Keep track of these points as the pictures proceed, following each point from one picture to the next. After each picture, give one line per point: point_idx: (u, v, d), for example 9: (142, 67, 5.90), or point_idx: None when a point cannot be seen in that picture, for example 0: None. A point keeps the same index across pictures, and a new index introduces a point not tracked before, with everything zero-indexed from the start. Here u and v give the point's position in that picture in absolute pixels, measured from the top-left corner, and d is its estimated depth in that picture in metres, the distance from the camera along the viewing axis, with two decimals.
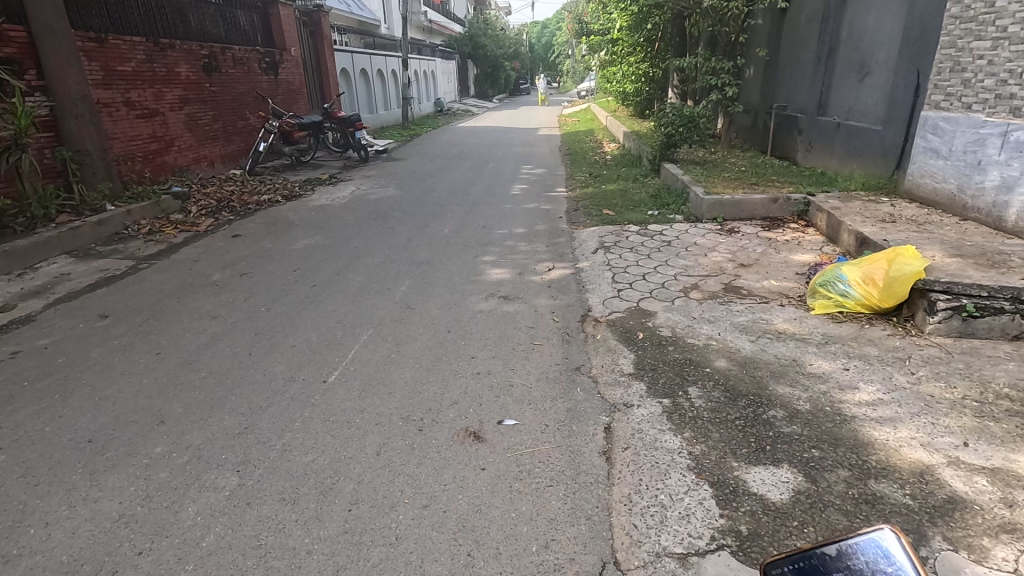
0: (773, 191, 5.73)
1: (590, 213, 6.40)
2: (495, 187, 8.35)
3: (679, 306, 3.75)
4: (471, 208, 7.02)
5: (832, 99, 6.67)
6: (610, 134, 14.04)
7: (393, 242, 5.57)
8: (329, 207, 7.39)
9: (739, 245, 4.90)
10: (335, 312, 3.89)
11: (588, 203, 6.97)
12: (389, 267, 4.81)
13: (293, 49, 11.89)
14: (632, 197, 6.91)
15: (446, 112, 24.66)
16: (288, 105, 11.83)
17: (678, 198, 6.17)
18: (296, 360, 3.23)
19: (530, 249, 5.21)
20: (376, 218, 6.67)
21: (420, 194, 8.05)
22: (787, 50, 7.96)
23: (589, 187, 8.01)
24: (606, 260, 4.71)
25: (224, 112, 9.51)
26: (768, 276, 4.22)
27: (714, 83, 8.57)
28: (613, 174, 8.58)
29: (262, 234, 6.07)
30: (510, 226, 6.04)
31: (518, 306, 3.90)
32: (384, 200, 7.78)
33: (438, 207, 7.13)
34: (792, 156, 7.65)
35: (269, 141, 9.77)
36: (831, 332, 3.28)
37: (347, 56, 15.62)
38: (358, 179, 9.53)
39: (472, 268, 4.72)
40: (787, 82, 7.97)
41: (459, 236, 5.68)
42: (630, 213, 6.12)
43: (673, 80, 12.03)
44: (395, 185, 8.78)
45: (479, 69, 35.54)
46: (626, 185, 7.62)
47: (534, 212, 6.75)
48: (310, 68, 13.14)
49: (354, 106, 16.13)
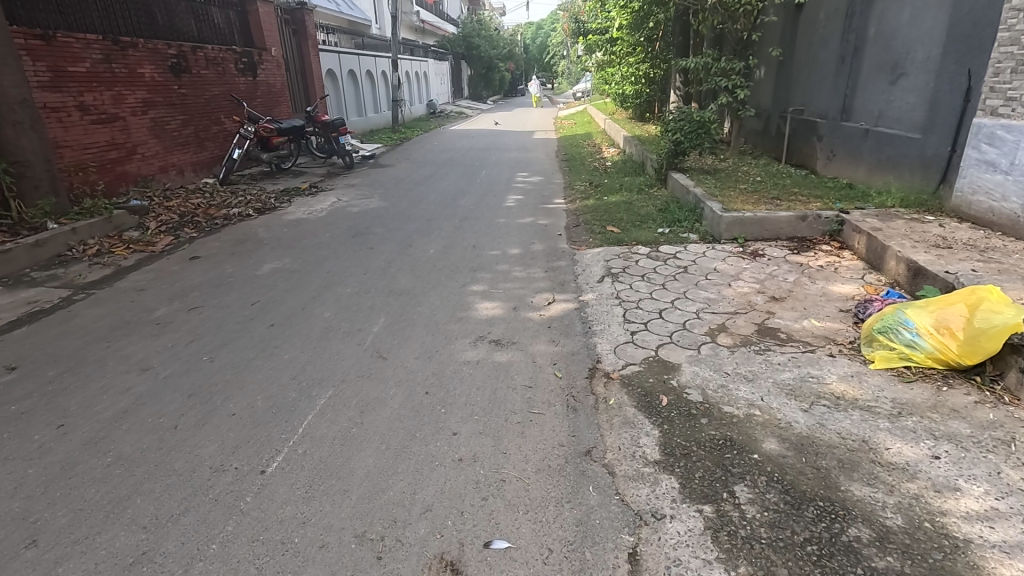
0: (799, 207, 5.10)
1: (593, 230, 5.76)
2: (488, 199, 7.69)
3: (706, 357, 3.10)
4: (461, 223, 6.37)
5: (858, 103, 6.05)
6: (609, 137, 13.42)
7: (370, 266, 4.91)
8: (305, 221, 6.72)
9: (767, 272, 4.26)
10: (291, 363, 3.22)
11: (590, 217, 6.32)
12: (362, 300, 4.14)
13: (273, 50, 11.19)
14: (638, 211, 6.26)
15: (439, 115, 23.98)
16: (269, 108, 11.15)
17: (691, 214, 5.53)
18: (232, 437, 2.55)
19: (526, 276, 4.56)
20: (355, 236, 6.00)
21: (405, 206, 7.38)
22: (804, 50, 7.32)
23: (590, 198, 7.36)
24: (614, 292, 4.06)
25: (195, 116, 8.82)
26: (807, 314, 3.58)
27: (723, 85, 7.94)
28: (615, 184, 7.94)
29: (224, 255, 5.39)
30: (503, 245, 5.39)
31: (512, 354, 3.25)
32: (366, 212, 7.12)
33: (424, 222, 6.46)
34: (811, 164, 7.02)
35: (245, 148, 9.08)
36: (902, 397, 2.64)
37: (334, 56, 14.93)
38: (340, 188, 8.86)
39: (459, 301, 4.06)
40: (804, 84, 7.34)
41: (446, 258, 5.01)
42: (637, 231, 5.48)
43: (676, 81, 11.41)
44: (380, 195, 8.12)
45: (473, 70, 34.89)
46: (630, 197, 6.98)
47: (530, 228, 6.10)
48: (293, 69, 12.44)
49: (342, 108, 15.43)
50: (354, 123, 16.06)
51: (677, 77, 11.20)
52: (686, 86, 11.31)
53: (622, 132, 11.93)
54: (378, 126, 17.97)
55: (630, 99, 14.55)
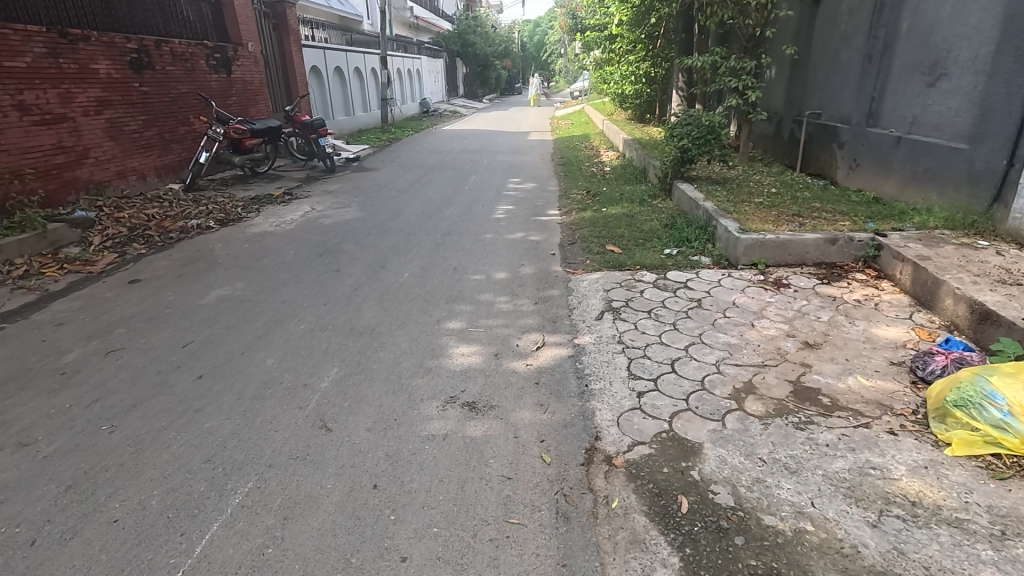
0: (827, 227, 4.45)
1: (590, 249, 5.09)
2: (474, 209, 7.02)
3: (734, 433, 2.44)
4: (443, 238, 5.70)
5: (888, 107, 5.41)
6: (608, 139, 12.79)
7: (333, 294, 4.25)
8: (270, 235, 6.04)
9: (796, 309, 3.61)
10: (211, 435, 2.56)
11: (587, 234, 5.67)
12: (315, 341, 3.48)
13: (251, 45, 10.49)
14: (641, 226, 5.61)
15: (432, 114, 23.27)
16: (245, 108, 10.45)
17: (702, 233, 4.88)
18: (103, 563, 1.89)
19: (513, 309, 3.90)
20: (322, 254, 5.33)
21: (385, 217, 6.71)
22: (823, 48, 6.68)
23: (587, 209, 6.70)
24: (616, 333, 3.40)
25: (159, 116, 8.13)
26: (852, 368, 2.92)
27: (733, 86, 7.28)
28: (614, 193, 7.28)
29: (169, 279, 4.72)
30: (488, 269, 4.72)
31: (490, 425, 2.59)
32: (340, 225, 6.44)
33: (402, 236, 5.80)
34: (830, 174, 6.38)
35: (213, 151, 8.38)
36: (1000, 505, 1.98)
37: (319, 52, 14.24)
38: (317, 195, 8.18)
39: (430, 344, 3.40)
40: (822, 86, 6.70)
41: (421, 285, 4.35)
42: (641, 252, 4.83)
43: (678, 81, 10.84)
44: (358, 204, 7.45)
45: (469, 67, 34.15)
46: (632, 209, 6.34)
47: (520, 246, 5.43)
48: (273, 65, 11.72)
49: (327, 107, 14.72)
50: (340, 123, 15.36)
51: (679, 76, 10.64)
52: (690, 87, 10.75)
53: (621, 134, 11.28)
54: (367, 125, 17.26)
55: (629, 99, 13.88)
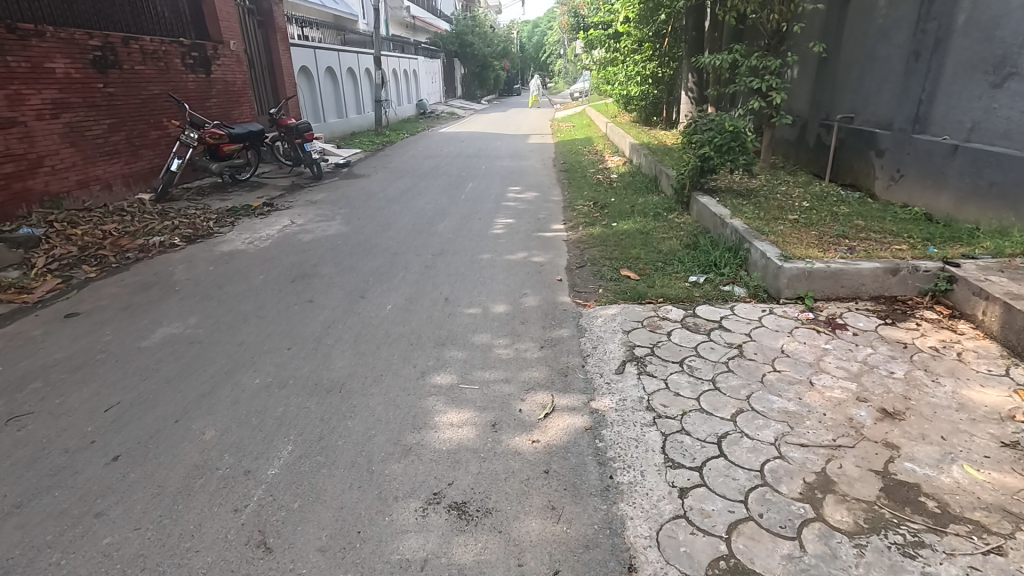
0: (883, 253, 3.80)
1: (602, 276, 4.42)
2: (470, 223, 6.35)
3: (819, 565, 1.78)
4: (433, 260, 5.03)
5: (939, 112, 4.77)
6: (612, 143, 12.18)
7: (300, 334, 3.58)
8: (240, 255, 5.37)
9: (862, 361, 2.94)
10: (107, 561, 1.89)
11: (597, 254, 5.01)
12: (271, 403, 2.81)
13: (232, 42, 9.82)
14: (657, 246, 4.95)
15: (429, 116, 22.58)
16: (227, 110, 9.79)
17: (732, 258, 4.23)
18: None
19: (514, 357, 3.23)
20: (295, 279, 4.66)
21: (370, 232, 6.04)
22: (856, 45, 6.03)
23: (595, 224, 6.03)
24: (642, 395, 2.74)
25: (127, 119, 7.47)
26: (954, 452, 2.26)
27: (755, 87, 6.62)
28: (624, 205, 6.62)
29: (113, 311, 4.05)
30: (485, 300, 4.06)
31: (485, 544, 1.93)
32: (320, 242, 5.78)
33: (387, 257, 5.14)
34: (868, 184, 5.73)
35: (187, 157, 7.70)
36: None
37: (310, 52, 13.61)
38: (299, 206, 7.50)
39: (412, 407, 2.74)
40: (855, 87, 6.05)
41: (405, 323, 3.69)
42: (662, 281, 4.16)
43: (688, 82, 10.49)
44: (343, 217, 6.78)
45: (467, 67, 33.47)
46: (646, 225, 5.68)
47: (521, 269, 4.76)
48: (258, 65, 11.05)
49: (317, 109, 14.05)
50: (332, 125, 14.67)
51: (688, 75, 10.30)
52: (700, 85, 10.42)
53: (627, 137, 10.64)
54: (360, 127, 16.58)
55: (634, 101, 13.22)
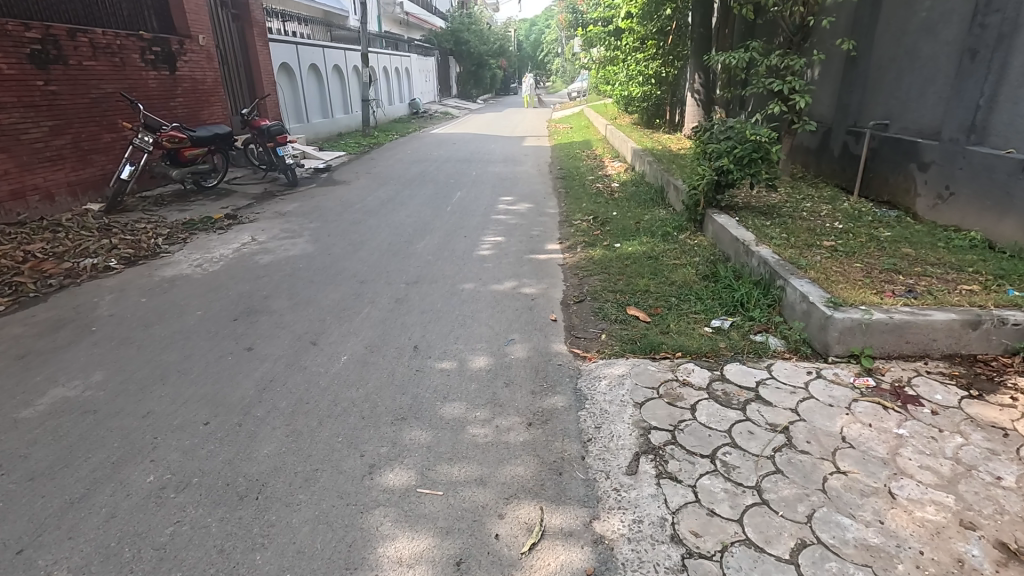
0: (954, 297, 3.06)
1: (606, 316, 3.68)
2: (453, 241, 5.62)
3: None
4: (407, 289, 4.30)
5: (1002, 119, 4.05)
6: (612, 146, 11.48)
7: (226, 399, 2.84)
8: (183, 281, 4.62)
9: (954, 458, 2.21)
10: None
11: (598, 285, 4.28)
12: (157, 520, 2.06)
13: (202, 37, 9.06)
14: (670, 277, 4.23)
15: (421, 115, 21.82)
16: (196, 110, 9.03)
17: (763, 297, 3.51)
18: None
19: (492, 439, 2.49)
20: (239, 316, 3.90)
21: (338, 252, 5.30)
22: (891, 42, 5.32)
23: (596, 245, 5.29)
24: (665, 514, 2.00)
25: (74, 121, 6.71)
26: None
27: (776, 89, 5.89)
28: (627, 221, 5.90)
29: (4, 362, 3.30)
30: (464, 349, 3.33)
31: None
32: (279, 265, 5.03)
33: (353, 286, 4.40)
34: (908, 201, 5.00)
35: (141, 163, 6.92)
36: None
37: (294, 48, 12.88)
38: (266, 218, 6.75)
39: (349, 529, 2.01)
40: (890, 89, 5.34)
41: (360, 385, 2.95)
42: (679, 326, 3.43)
43: (693, 83, 9.91)
44: (311, 232, 6.03)
45: (462, 66, 32.66)
46: (655, 247, 4.95)
47: (508, 303, 4.03)
48: (232, 62, 10.27)
49: (301, 109, 13.28)
50: (316, 125, 13.91)
51: (695, 75, 9.71)
52: (707, 86, 9.83)
53: (628, 142, 9.94)
54: (347, 128, 15.81)
55: (634, 103, 12.49)
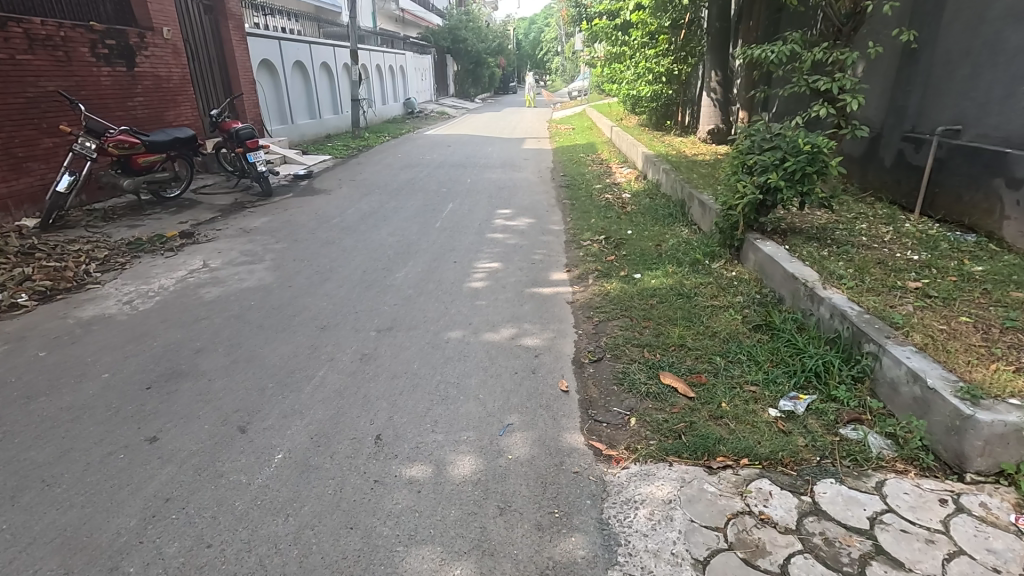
0: None
1: (634, 388, 2.80)
2: (440, 268, 4.72)
3: None
4: (378, 341, 3.41)
5: None
6: (619, 150, 10.61)
7: (92, 538, 1.96)
8: (101, 325, 3.72)
9: None
10: None
11: (619, 333, 3.40)
12: None
13: (167, 29, 8.18)
14: (709, 326, 3.35)
15: (416, 115, 20.93)
16: (160, 111, 8.15)
17: (844, 367, 2.63)
18: None
19: None
20: (154, 381, 3.00)
21: (300, 284, 4.41)
22: (963, 32, 4.44)
23: (611, 274, 4.41)
24: None
25: (4, 123, 5.82)
26: None
27: (821, 88, 5.00)
28: (645, 244, 5.02)
29: None
30: (443, 444, 2.44)
31: None
32: (227, 300, 4.14)
33: (310, 335, 3.51)
34: (991, 224, 4.12)
35: (82, 173, 6.03)
36: None
37: (277, 44, 12.00)
38: (227, 235, 5.86)
39: None
40: (962, 89, 4.46)
41: (290, 512, 2.06)
42: (734, 408, 2.55)
43: (709, 82, 9.13)
44: (273, 256, 5.13)
45: (460, 65, 31.69)
46: (685, 280, 4.07)
47: (503, 362, 3.13)
48: (202, 57, 9.37)
49: (285, 110, 12.37)
50: (302, 127, 13.02)
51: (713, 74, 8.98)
52: (724, 85, 9.11)
53: (638, 146, 9.06)
54: (336, 130, 14.91)
55: (642, 103, 11.64)
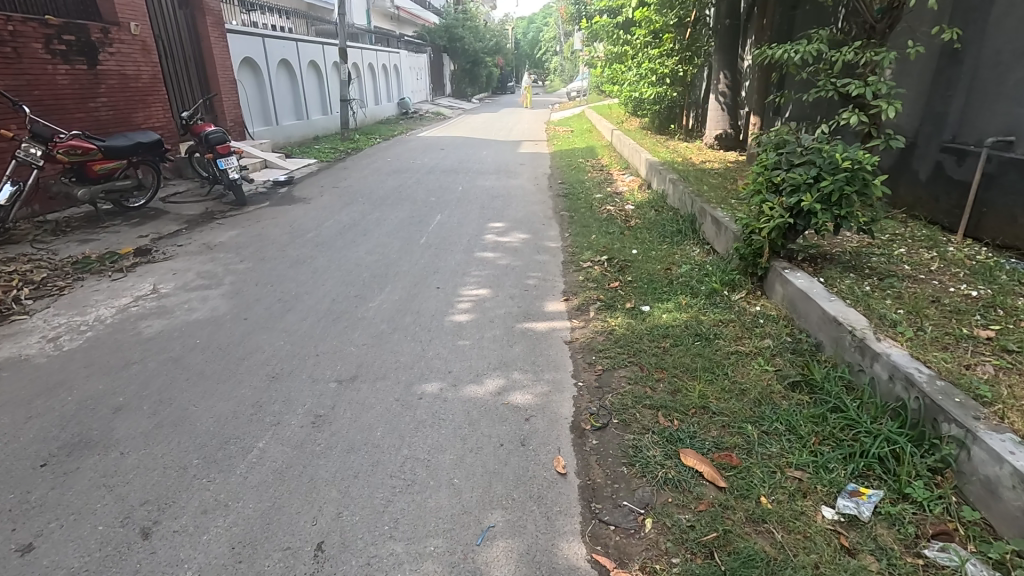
0: None
1: (648, 473, 2.23)
2: (420, 295, 4.16)
3: None
4: (338, 396, 2.84)
5: None
6: (620, 155, 10.07)
7: None
8: (12, 370, 3.14)
9: None
10: None
11: (626, 387, 2.84)
12: None
13: (135, 24, 7.60)
14: (736, 381, 2.78)
15: (411, 116, 20.37)
16: (128, 112, 7.56)
17: (917, 453, 2.06)
18: None
19: None
20: (52, 454, 2.42)
21: (257, 316, 3.83)
22: (1017, 30, 3.90)
23: (615, 305, 3.86)
24: None
25: None
26: None
27: (851, 92, 4.44)
28: (654, 269, 4.45)
29: None
30: (403, 560, 1.88)
31: None
32: (170, 336, 3.56)
33: (257, 387, 2.93)
34: None
35: (27, 183, 5.46)
36: None
37: (261, 41, 11.43)
38: (188, 252, 5.28)
39: None
40: (1016, 95, 3.91)
41: None
42: (778, 508, 1.99)
43: (716, 84, 8.72)
44: (234, 280, 4.55)
45: (457, 64, 31.09)
46: (703, 317, 3.50)
47: (486, 428, 2.56)
48: (176, 54, 8.78)
49: (269, 110, 11.76)
50: (288, 128, 12.44)
51: (720, 75, 8.61)
52: (733, 88, 8.67)
53: (641, 152, 8.51)
54: (325, 131, 14.33)
55: (644, 106, 11.11)
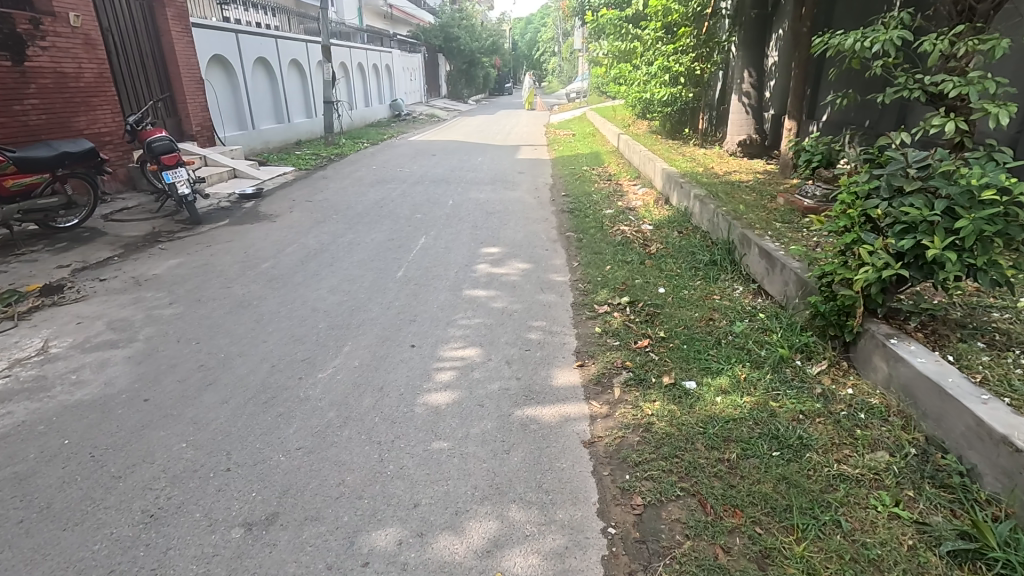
0: None
1: None
2: (387, 359, 3.15)
3: None
4: (235, 564, 1.84)
5: None
6: (629, 162, 9.10)
7: None
8: None
9: None
10: None
11: (685, 544, 1.86)
12: None
13: (75, 15, 6.61)
14: (856, 540, 1.80)
15: (404, 118, 19.36)
16: (67, 116, 6.56)
17: None
18: None
19: None
20: None
21: (164, 394, 2.83)
22: None
23: (648, 378, 2.86)
24: None
25: None
26: None
27: (946, 91, 3.42)
28: (692, 320, 3.46)
29: None
30: None
31: None
32: (31, 431, 2.55)
33: (117, 542, 1.93)
34: None
35: None
36: None
37: (235, 37, 10.44)
38: (108, 289, 4.27)
39: None
40: None
41: None
42: None
43: (739, 83, 7.77)
44: (151, 333, 3.54)
45: (453, 64, 30.04)
46: (777, 406, 2.52)
47: None
48: (128, 50, 7.76)
49: (244, 114, 10.77)
50: (267, 133, 11.45)
51: (745, 72, 7.71)
52: (759, 87, 7.73)
53: (654, 160, 7.54)
54: (308, 135, 13.33)
55: (654, 108, 10.16)
